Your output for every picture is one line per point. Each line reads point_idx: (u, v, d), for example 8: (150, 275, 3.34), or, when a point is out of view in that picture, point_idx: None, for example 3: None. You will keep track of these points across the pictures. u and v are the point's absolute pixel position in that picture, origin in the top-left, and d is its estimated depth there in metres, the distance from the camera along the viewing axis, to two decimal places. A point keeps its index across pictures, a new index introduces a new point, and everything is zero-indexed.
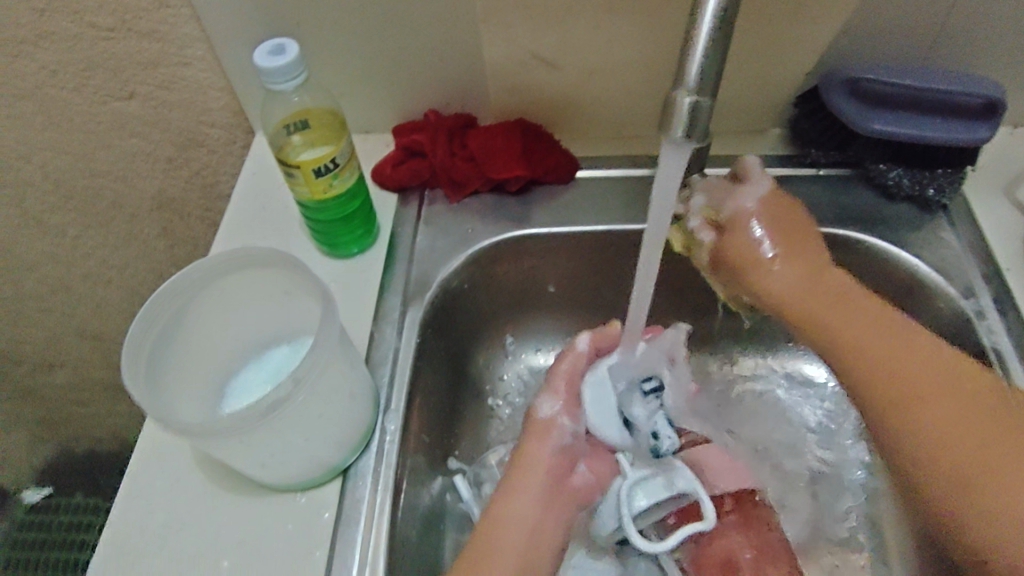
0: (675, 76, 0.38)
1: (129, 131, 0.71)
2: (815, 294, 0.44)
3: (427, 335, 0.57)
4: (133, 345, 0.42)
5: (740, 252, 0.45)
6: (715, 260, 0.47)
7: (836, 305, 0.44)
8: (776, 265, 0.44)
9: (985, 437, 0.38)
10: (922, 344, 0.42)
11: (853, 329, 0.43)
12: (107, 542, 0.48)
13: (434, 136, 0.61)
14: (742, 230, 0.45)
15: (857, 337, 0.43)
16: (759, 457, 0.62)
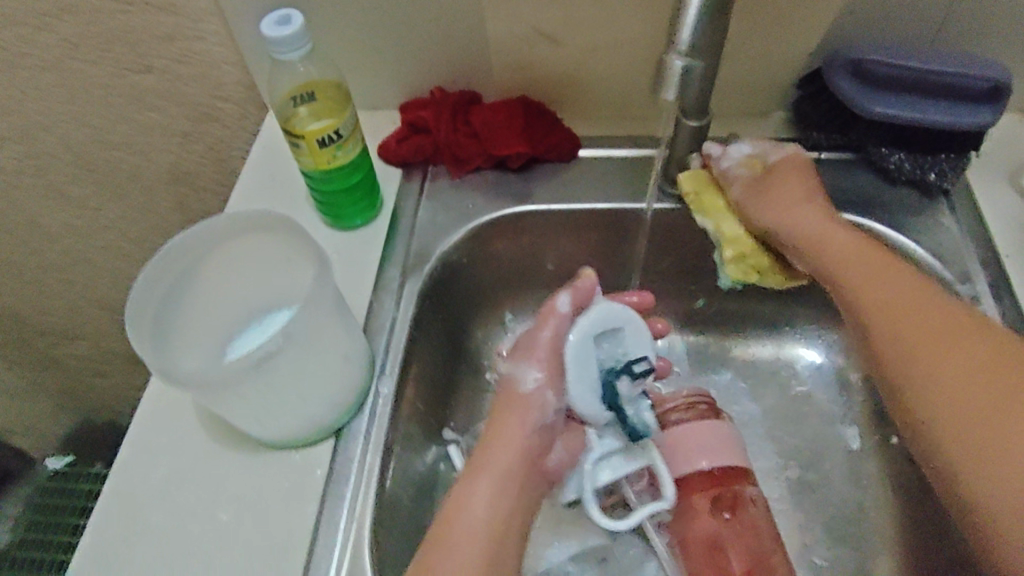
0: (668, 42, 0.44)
1: (147, 104, 0.72)
2: (844, 244, 0.50)
3: (425, 306, 0.59)
4: (139, 304, 0.44)
5: (778, 190, 0.54)
6: (752, 194, 0.55)
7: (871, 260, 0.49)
8: (799, 205, 0.53)
9: (984, 379, 0.40)
10: (934, 303, 0.45)
11: (876, 279, 0.48)
12: (110, 492, 0.50)
13: (439, 113, 0.62)
14: (780, 178, 0.55)
15: (875, 287, 0.48)
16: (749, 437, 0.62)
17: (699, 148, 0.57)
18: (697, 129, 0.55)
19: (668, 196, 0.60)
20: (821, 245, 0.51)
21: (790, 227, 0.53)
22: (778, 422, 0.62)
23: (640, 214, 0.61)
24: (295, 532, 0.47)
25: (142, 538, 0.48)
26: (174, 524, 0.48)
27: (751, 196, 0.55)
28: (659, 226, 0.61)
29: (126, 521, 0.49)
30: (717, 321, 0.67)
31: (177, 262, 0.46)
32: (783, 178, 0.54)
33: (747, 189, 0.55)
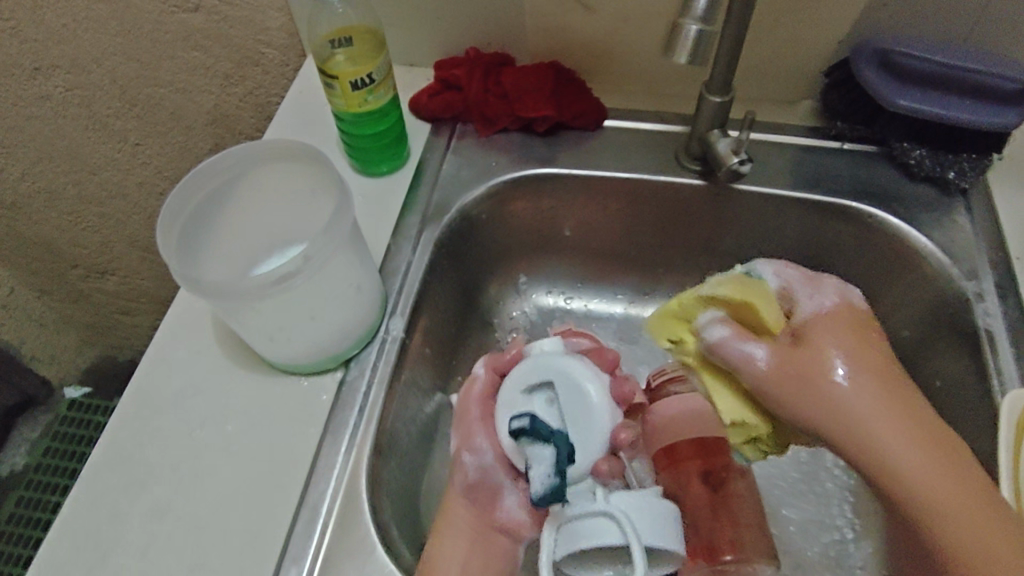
0: (681, 5, 0.41)
1: (192, 43, 0.75)
2: (913, 441, 0.39)
3: (441, 256, 0.61)
4: (173, 209, 0.47)
5: (815, 375, 0.41)
6: (776, 377, 0.41)
7: (897, 417, 0.40)
8: (858, 392, 0.40)
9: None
10: (964, 472, 0.38)
11: (950, 490, 0.38)
12: (129, 396, 0.53)
13: (471, 72, 0.64)
14: (815, 352, 0.42)
15: (947, 503, 0.37)
16: None
17: (721, 125, 0.58)
18: (720, 106, 0.56)
19: (689, 170, 0.62)
20: (881, 443, 0.39)
21: (805, 396, 0.41)
22: None
23: (657, 186, 0.62)
24: (296, 451, 0.50)
25: (154, 442, 0.51)
26: (185, 432, 0.51)
27: (777, 379, 0.41)
28: (677, 198, 0.63)
29: (141, 424, 0.52)
30: None
31: (215, 175, 0.50)
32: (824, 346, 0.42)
33: (774, 364, 0.42)
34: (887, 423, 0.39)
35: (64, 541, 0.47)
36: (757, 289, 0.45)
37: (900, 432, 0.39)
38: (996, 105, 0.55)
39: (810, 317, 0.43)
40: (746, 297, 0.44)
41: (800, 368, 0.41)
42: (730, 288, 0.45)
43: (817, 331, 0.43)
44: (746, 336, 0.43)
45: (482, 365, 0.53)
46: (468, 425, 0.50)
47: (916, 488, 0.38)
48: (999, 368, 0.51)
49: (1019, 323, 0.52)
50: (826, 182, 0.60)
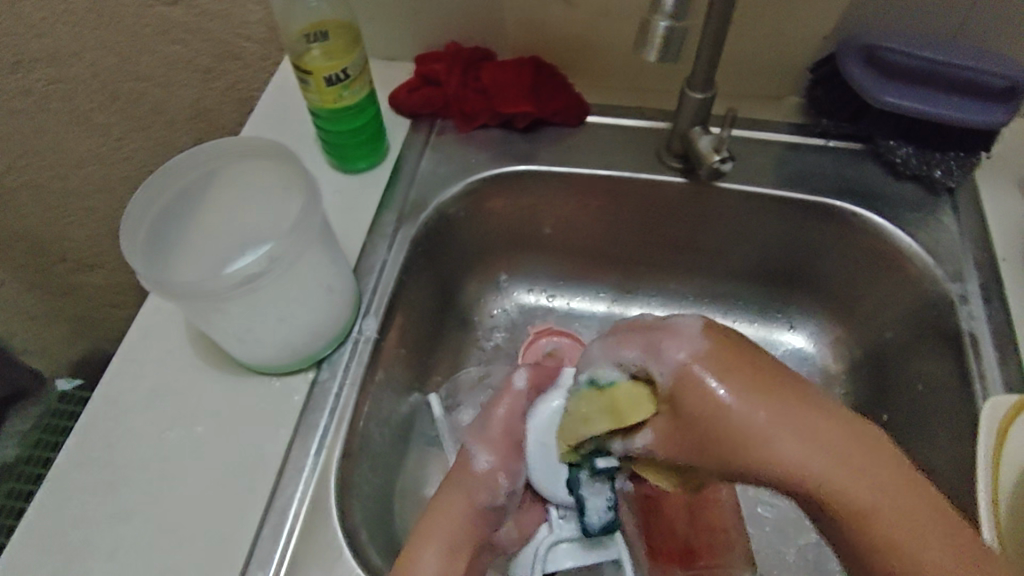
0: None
1: (172, 37, 0.74)
2: (834, 462, 0.31)
3: (418, 254, 0.60)
4: (139, 209, 0.46)
5: (709, 420, 0.34)
6: (671, 446, 0.36)
7: (821, 436, 0.31)
8: (763, 419, 0.32)
9: None
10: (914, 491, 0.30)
11: (890, 499, 0.30)
12: (99, 395, 0.52)
13: (451, 67, 0.63)
14: (697, 398, 0.34)
15: (887, 520, 0.30)
16: None
17: (703, 123, 0.57)
18: (701, 102, 0.55)
19: (670, 168, 0.61)
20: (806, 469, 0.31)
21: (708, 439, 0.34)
22: None
23: (638, 183, 0.61)
24: (265, 453, 0.49)
25: (123, 443, 0.50)
26: (154, 434, 0.50)
27: (674, 449, 0.36)
28: (659, 196, 0.62)
29: (110, 425, 0.51)
30: (706, 300, 0.68)
31: (183, 173, 0.49)
32: (695, 391, 0.34)
33: (663, 447, 0.36)
34: (802, 449, 0.31)
35: (31, 543, 0.46)
36: (619, 393, 0.38)
37: (821, 448, 0.31)
38: (986, 102, 0.54)
39: (685, 378, 0.35)
40: (615, 412, 0.39)
41: (683, 419, 0.35)
42: (590, 404, 0.40)
43: (693, 398, 0.34)
44: (635, 441, 0.38)
45: (522, 373, 0.50)
46: (510, 442, 0.47)
47: (851, 513, 0.30)
48: (982, 371, 0.50)
49: (1004, 325, 0.51)
50: (810, 180, 0.59)
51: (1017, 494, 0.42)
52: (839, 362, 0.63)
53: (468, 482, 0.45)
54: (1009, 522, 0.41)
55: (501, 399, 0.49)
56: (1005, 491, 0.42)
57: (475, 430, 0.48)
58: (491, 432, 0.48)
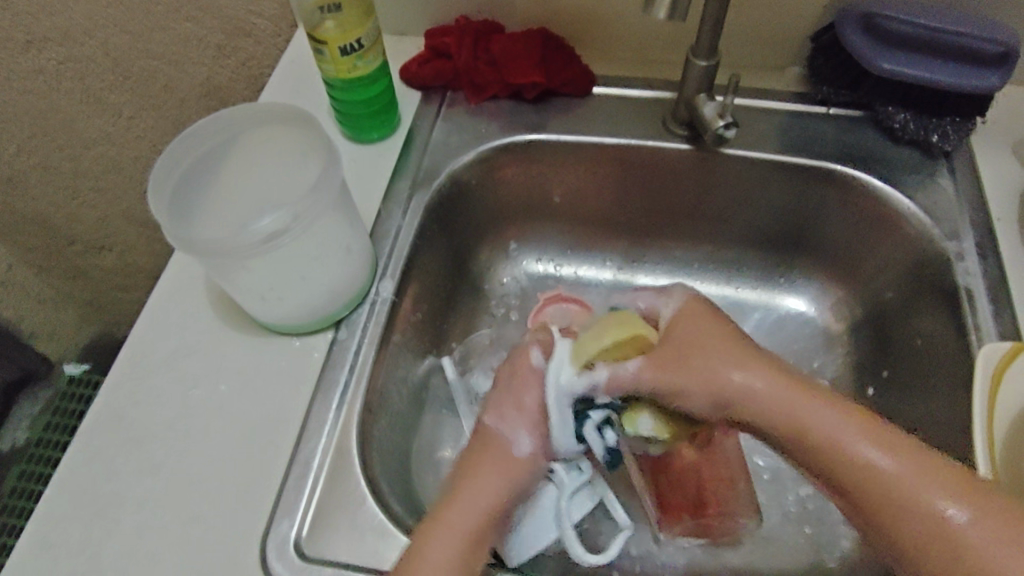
0: None
1: (184, 14, 0.75)
2: (795, 404, 0.40)
3: (431, 221, 0.61)
4: (162, 172, 0.49)
5: (694, 359, 0.43)
6: (656, 372, 0.43)
7: (715, 350, 0.43)
8: (737, 372, 0.42)
9: (890, 457, 0.37)
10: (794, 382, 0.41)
11: (769, 391, 0.41)
12: (125, 355, 0.54)
13: (461, 39, 0.65)
14: (688, 344, 0.44)
15: (850, 441, 0.38)
16: None
17: (708, 89, 0.58)
18: (705, 69, 0.57)
19: (676, 135, 0.62)
20: (778, 406, 0.40)
21: (666, 367, 0.43)
22: None
23: (646, 150, 0.63)
24: (288, 408, 0.51)
25: (149, 401, 0.52)
26: (180, 392, 0.52)
27: (658, 372, 0.43)
28: (663, 163, 0.63)
29: (135, 383, 0.53)
30: (712, 266, 0.70)
31: (201, 141, 0.51)
32: (689, 333, 0.44)
33: (649, 369, 0.43)
34: (767, 394, 0.41)
35: (64, 494, 0.48)
36: (634, 321, 0.46)
37: (783, 392, 0.41)
38: (978, 67, 0.56)
39: (674, 325, 0.46)
40: (625, 332, 0.45)
41: (670, 357, 0.44)
42: (613, 324, 0.46)
43: (678, 334, 0.45)
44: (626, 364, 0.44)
45: (534, 347, 0.48)
46: (540, 415, 0.46)
47: (759, 409, 0.41)
48: (977, 323, 0.51)
49: (999, 281, 0.53)
50: (813, 145, 0.61)
51: (1010, 433, 0.44)
52: (840, 323, 0.66)
53: (511, 468, 0.44)
54: (1004, 461, 0.44)
55: (526, 381, 0.46)
56: (998, 434, 0.44)
57: (505, 415, 0.46)
58: (528, 416, 0.46)
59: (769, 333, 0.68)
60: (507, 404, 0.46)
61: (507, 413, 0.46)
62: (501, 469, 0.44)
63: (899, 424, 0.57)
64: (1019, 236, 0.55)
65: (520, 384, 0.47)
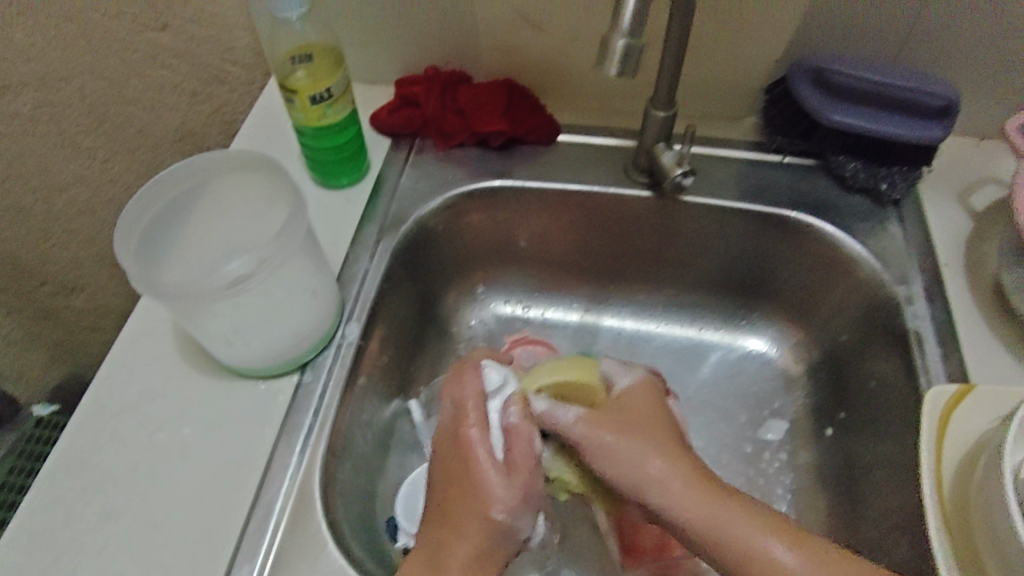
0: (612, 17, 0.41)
1: (160, 62, 0.79)
2: (707, 504, 0.42)
3: (398, 265, 0.62)
4: (131, 216, 0.49)
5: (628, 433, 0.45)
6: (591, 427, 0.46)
7: (643, 433, 0.46)
8: (659, 462, 0.44)
9: (795, 556, 0.39)
10: (706, 481, 0.43)
11: (682, 488, 0.43)
12: (88, 400, 0.54)
13: (429, 89, 0.67)
14: (629, 418, 0.47)
15: (759, 541, 0.40)
16: (730, 435, 0.65)
17: (666, 139, 0.61)
18: (665, 119, 0.59)
19: (638, 183, 0.64)
20: (693, 503, 0.42)
21: (598, 437, 0.46)
22: (747, 423, 0.66)
23: (610, 196, 0.64)
24: (251, 453, 0.51)
25: (111, 446, 0.52)
26: (143, 436, 0.52)
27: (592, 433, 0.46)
28: (625, 210, 0.65)
29: (98, 428, 0.52)
30: (675, 308, 0.72)
31: (168, 189, 0.51)
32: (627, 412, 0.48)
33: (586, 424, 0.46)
34: (682, 492, 0.43)
35: (20, 542, 0.47)
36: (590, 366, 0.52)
37: (697, 489, 0.42)
38: (923, 120, 0.59)
39: (623, 400, 0.49)
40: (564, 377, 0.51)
41: (607, 423, 0.47)
42: (571, 362, 0.53)
43: (623, 407, 0.48)
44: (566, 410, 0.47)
45: (529, 434, 0.46)
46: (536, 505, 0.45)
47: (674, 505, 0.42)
48: (927, 366, 0.53)
49: (946, 324, 0.55)
50: (769, 192, 0.63)
51: (959, 474, 0.46)
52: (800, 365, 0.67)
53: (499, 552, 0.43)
54: (953, 502, 0.45)
55: (527, 464, 0.45)
56: (946, 475, 0.46)
57: (514, 507, 0.43)
58: (530, 503, 0.44)
59: (732, 374, 0.69)
60: (514, 493, 0.43)
61: (515, 507, 0.43)
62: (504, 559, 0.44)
63: (856, 464, 0.58)
64: (965, 282, 0.58)
65: (523, 475, 0.44)
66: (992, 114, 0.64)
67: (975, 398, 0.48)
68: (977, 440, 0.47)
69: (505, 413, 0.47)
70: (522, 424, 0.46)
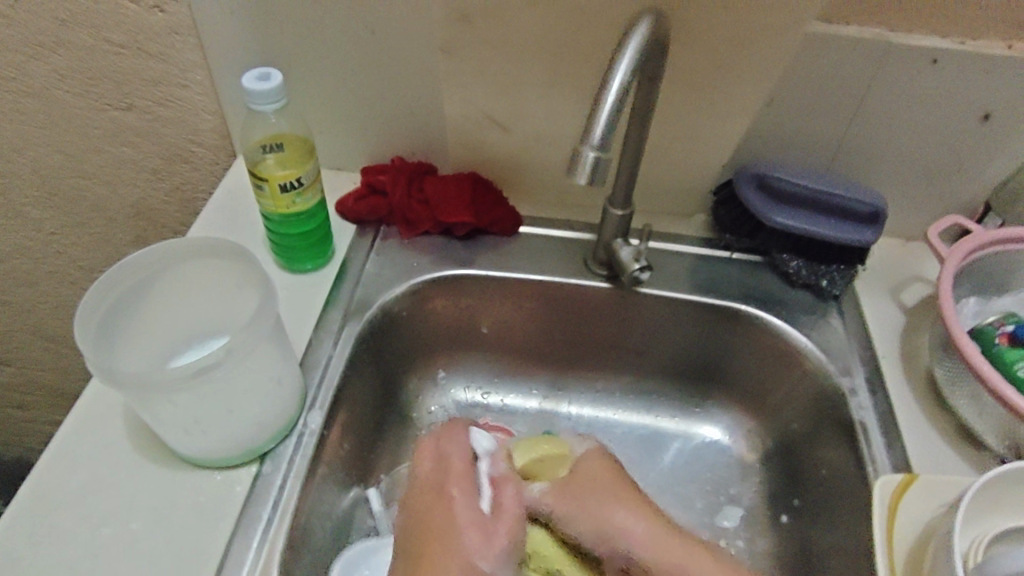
0: (582, 131, 0.44)
1: (122, 139, 0.73)
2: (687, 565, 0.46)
3: (362, 350, 0.63)
4: (91, 305, 0.48)
5: (592, 494, 0.50)
6: (558, 501, 0.50)
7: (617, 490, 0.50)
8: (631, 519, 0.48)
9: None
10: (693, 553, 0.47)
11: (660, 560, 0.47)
12: (26, 492, 0.51)
13: (396, 178, 0.68)
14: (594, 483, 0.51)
15: None
16: (691, 523, 0.66)
17: (624, 235, 0.64)
18: (622, 219, 0.62)
19: (597, 274, 0.67)
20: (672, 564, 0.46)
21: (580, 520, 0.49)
22: (705, 510, 0.67)
23: (571, 286, 0.67)
24: (204, 548, 0.49)
25: (49, 542, 0.49)
26: (87, 530, 0.49)
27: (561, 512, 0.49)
28: (585, 300, 0.68)
29: (36, 522, 0.49)
30: (632, 394, 0.73)
31: (130, 276, 0.50)
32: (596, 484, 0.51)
33: (552, 496, 0.50)
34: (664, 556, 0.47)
35: None
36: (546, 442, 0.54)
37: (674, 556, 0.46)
38: (855, 224, 0.64)
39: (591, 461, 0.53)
40: (548, 458, 0.53)
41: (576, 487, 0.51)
42: (532, 443, 0.54)
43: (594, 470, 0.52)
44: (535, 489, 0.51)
45: (509, 485, 0.50)
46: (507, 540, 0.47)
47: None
48: (873, 456, 0.56)
49: (888, 415, 0.58)
50: (719, 286, 0.67)
51: (909, 564, 0.48)
52: (754, 453, 0.69)
53: None
54: None
55: (503, 501, 0.49)
56: (898, 564, 0.48)
57: (485, 539, 0.46)
58: (498, 539, 0.47)
59: (689, 461, 0.70)
60: (485, 529, 0.47)
61: (483, 535, 0.46)
62: None
63: (811, 552, 0.59)
64: (903, 374, 0.61)
65: (507, 518, 0.48)
66: (916, 220, 0.70)
67: (920, 486, 0.51)
68: (923, 530, 0.49)
69: (493, 464, 0.52)
70: (507, 476, 0.51)
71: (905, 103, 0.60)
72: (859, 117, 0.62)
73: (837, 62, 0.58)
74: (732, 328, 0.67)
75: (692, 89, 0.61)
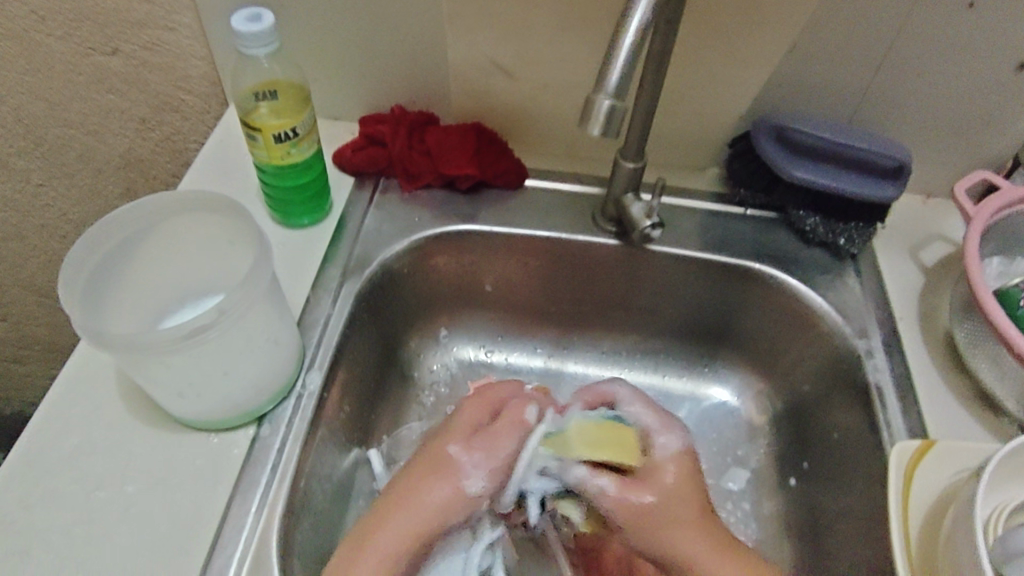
0: (596, 79, 0.41)
1: (108, 86, 0.69)
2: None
3: (362, 308, 0.60)
4: (77, 262, 0.45)
5: (663, 521, 0.46)
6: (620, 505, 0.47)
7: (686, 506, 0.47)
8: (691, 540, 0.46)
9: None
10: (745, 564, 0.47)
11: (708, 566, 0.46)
12: (19, 454, 0.49)
13: (396, 129, 0.65)
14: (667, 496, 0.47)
15: None
16: None
17: (635, 190, 0.61)
18: (633, 171, 0.59)
19: (605, 231, 0.64)
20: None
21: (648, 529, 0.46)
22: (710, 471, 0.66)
23: (578, 243, 0.64)
24: (201, 512, 0.47)
25: (43, 506, 0.47)
26: (82, 494, 0.48)
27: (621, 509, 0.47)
28: (593, 258, 0.65)
29: (30, 486, 0.48)
30: (639, 354, 0.72)
31: (118, 232, 0.48)
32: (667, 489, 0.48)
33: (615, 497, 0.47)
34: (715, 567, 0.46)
35: None
36: (623, 435, 0.49)
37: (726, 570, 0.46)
38: (878, 179, 0.61)
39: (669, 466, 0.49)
40: (620, 452, 0.48)
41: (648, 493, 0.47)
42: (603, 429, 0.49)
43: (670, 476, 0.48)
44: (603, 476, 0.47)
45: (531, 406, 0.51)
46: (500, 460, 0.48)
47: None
48: (888, 420, 0.54)
49: (905, 380, 0.56)
50: (733, 245, 0.65)
51: (924, 529, 0.47)
52: (763, 415, 0.68)
53: (450, 504, 0.47)
54: (920, 557, 0.45)
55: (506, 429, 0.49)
56: (914, 530, 0.47)
57: (474, 449, 0.48)
58: (493, 456, 0.48)
59: (695, 422, 0.69)
60: (482, 444, 0.48)
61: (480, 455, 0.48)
62: (447, 497, 0.47)
63: (820, 518, 0.58)
64: (921, 336, 0.59)
65: (501, 427, 0.50)
66: (939, 176, 0.67)
67: (938, 452, 0.49)
68: (938, 496, 0.48)
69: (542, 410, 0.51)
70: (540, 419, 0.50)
71: (937, 50, 0.57)
72: (886, 66, 0.58)
73: (866, 5, 0.54)
74: (744, 287, 0.65)
75: (710, 34, 0.57)
